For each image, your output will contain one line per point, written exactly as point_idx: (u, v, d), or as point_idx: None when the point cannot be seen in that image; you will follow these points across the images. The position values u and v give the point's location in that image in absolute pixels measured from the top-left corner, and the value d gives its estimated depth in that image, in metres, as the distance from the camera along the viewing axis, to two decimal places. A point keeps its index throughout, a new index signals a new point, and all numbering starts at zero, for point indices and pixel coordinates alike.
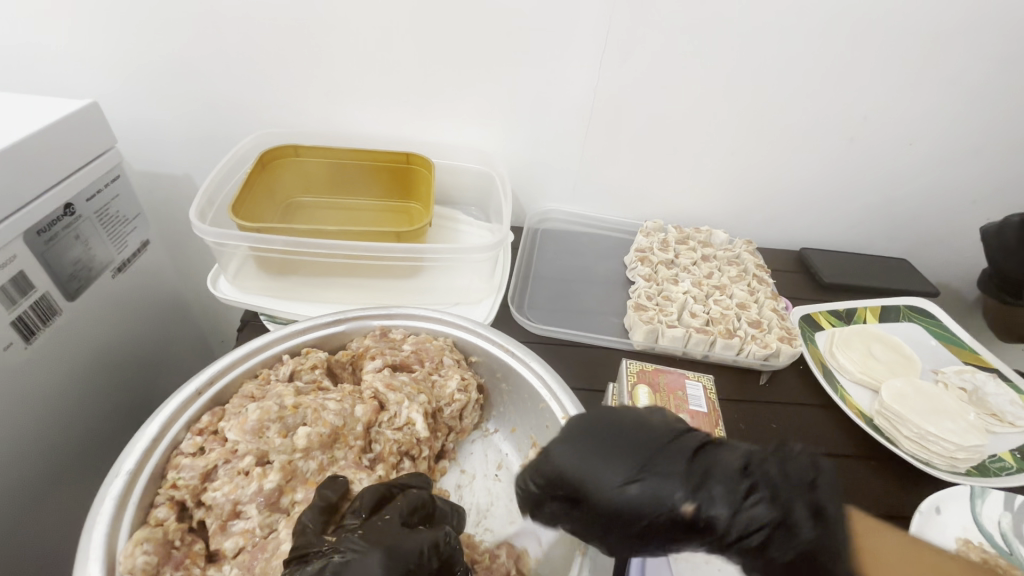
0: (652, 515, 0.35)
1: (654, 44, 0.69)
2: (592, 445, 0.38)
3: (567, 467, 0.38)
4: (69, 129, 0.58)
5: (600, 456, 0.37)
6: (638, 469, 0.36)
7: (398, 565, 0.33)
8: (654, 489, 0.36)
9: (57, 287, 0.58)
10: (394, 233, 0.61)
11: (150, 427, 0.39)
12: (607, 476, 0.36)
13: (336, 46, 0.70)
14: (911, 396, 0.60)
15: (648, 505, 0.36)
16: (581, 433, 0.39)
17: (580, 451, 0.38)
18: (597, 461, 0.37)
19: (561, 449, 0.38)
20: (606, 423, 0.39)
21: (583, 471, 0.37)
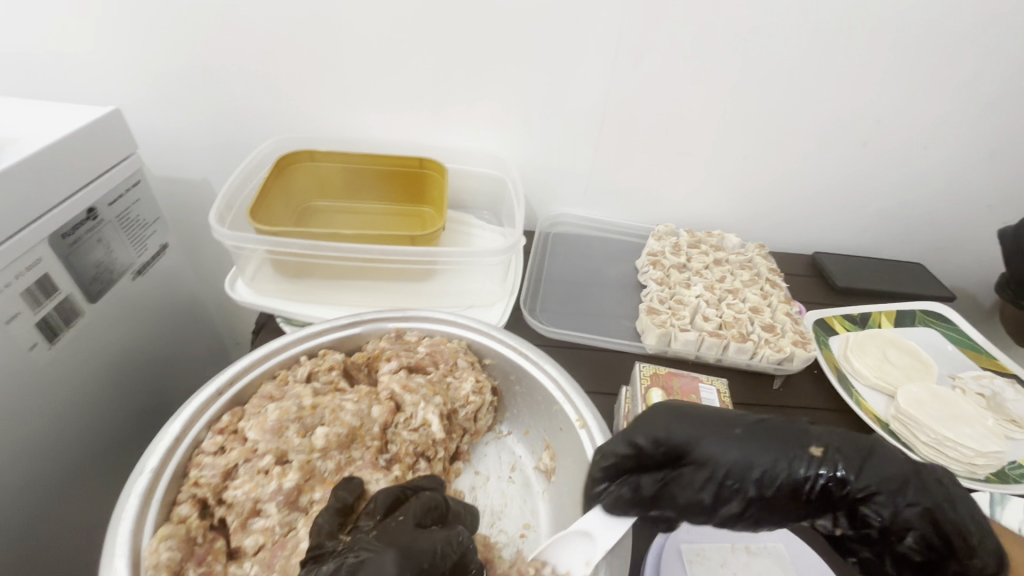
0: (758, 471, 0.41)
1: (666, 49, 0.69)
2: (687, 414, 0.44)
3: (670, 433, 0.43)
4: (92, 135, 0.59)
5: (696, 423, 0.43)
6: (749, 443, 0.42)
7: (412, 565, 0.33)
8: (756, 448, 0.41)
9: (80, 288, 0.59)
10: (408, 237, 0.62)
11: (173, 426, 0.40)
12: (729, 451, 0.42)
13: (351, 53, 0.71)
14: (927, 401, 0.59)
15: (750, 460, 0.41)
16: (674, 407, 0.44)
17: (679, 418, 0.43)
18: (718, 438, 0.42)
19: (658, 419, 0.43)
20: (704, 410, 0.45)
21: (685, 435, 0.42)
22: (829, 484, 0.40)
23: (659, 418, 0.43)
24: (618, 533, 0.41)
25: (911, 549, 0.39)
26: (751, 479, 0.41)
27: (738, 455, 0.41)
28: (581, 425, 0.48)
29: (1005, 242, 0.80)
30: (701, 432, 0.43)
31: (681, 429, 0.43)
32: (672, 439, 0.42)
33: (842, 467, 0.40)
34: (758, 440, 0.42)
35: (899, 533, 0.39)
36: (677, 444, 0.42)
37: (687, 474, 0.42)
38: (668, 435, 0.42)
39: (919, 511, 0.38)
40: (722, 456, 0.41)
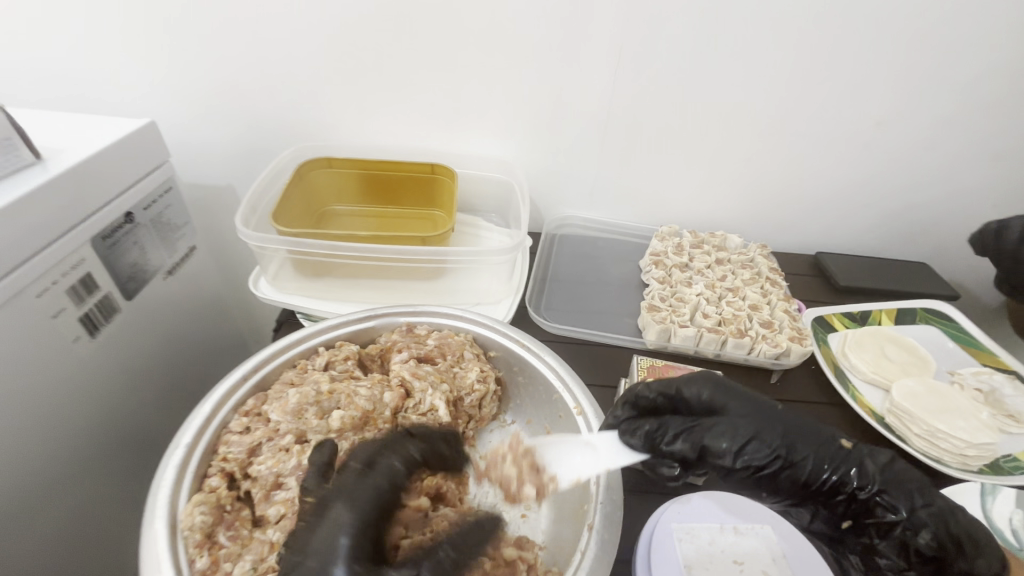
0: (786, 445, 0.45)
1: (666, 56, 0.72)
2: (728, 381, 0.49)
3: (711, 389, 0.47)
4: (131, 146, 0.64)
5: (735, 387, 0.48)
6: (779, 420, 0.46)
7: (359, 509, 0.37)
8: (786, 423, 0.46)
9: (117, 287, 0.65)
10: (420, 237, 0.66)
11: (204, 406, 0.44)
12: (759, 415, 0.46)
13: (367, 66, 0.75)
14: (922, 394, 0.61)
15: (778, 427, 0.45)
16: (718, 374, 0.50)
17: (722, 383, 0.48)
18: (751, 403, 0.47)
19: (703, 377, 0.49)
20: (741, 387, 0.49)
21: (724, 395, 0.47)
22: (846, 474, 0.45)
23: (704, 376, 0.49)
24: (620, 459, 0.44)
25: (922, 546, 0.42)
26: (775, 440, 0.44)
27: (768, 417, 0.46)
28: (579, 412, 0.51)
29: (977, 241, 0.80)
30: (738, 394, 0.47)
31: (722, 389, 0.47)
32: (711, 396, 0.47)
33: (863, 464, 0.45)
34: (788, 414, 0.47)
35: (912, 529, 0.43)
36: (714, 398, 0.47)
37: (719, 426, 0.45)
38: (709, 391, 0.47)
39: (931, 512, 0.42)
40: (754, 417, 0.46)
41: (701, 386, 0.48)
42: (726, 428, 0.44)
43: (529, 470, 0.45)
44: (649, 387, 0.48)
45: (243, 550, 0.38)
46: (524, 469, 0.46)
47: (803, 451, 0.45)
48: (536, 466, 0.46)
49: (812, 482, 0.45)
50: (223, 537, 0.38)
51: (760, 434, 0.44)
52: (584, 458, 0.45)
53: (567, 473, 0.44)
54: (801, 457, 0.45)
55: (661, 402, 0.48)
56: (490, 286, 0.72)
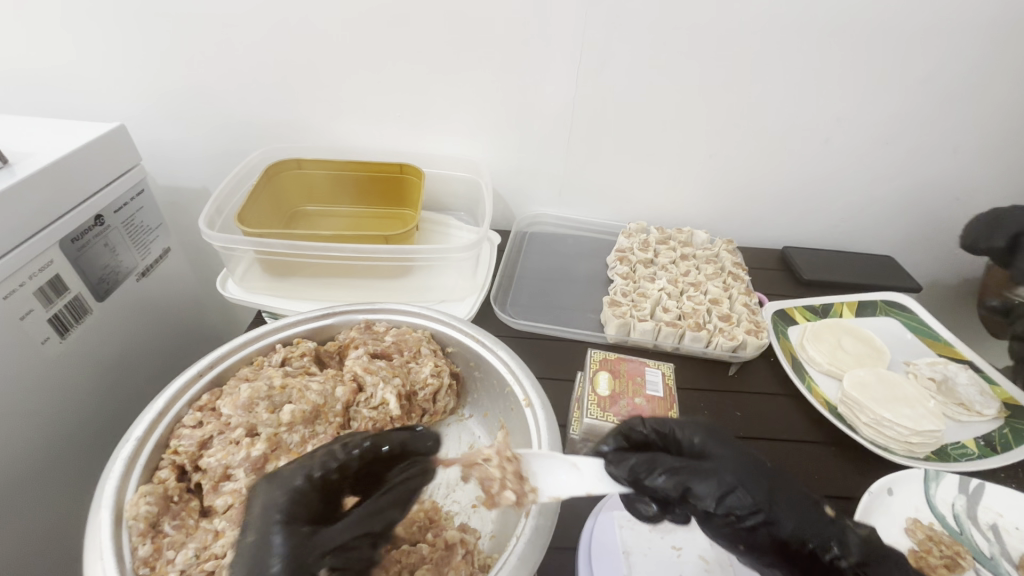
0: (771, 502, 0.41)
1: (627, 56, 0.74)
2: (723, 431, 0.46)
3: (702, 435, 0.45)
4: (101, 150, 0.66)
5: (729, 436, 0.45)
6: (771, 477, 0.43)
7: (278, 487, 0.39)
8: (776, 481, 0.43)
9: (89, 289, 0.66)
10: (382, 237, 0.67)
11: (157, 401, 0.45)
12: (749, 468, 0.42)
13: (334, 68, 0.77)
14: (871, 384, 0.62)
15: (765, 482, 0.42)
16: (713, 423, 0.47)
17: (718, 431, 0.45)
18: (744, 455, 0.43)
19: (696, 423, 0.46)
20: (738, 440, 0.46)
21: (717, 443, 0.44)
22: (828, 543, 0.41)
23: (698, 421, 0.46)
24: (599, 488, 0.42)
25: None
26: (759, 493, 0.41)
27: (759, 471, 0.42)
28: (527, 404, 0.52)
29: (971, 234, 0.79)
30: (729, 443, 0.44)
31: (715, 438, 0.44)
32: (703, 441, 0.44)
33: (844, 534, 0.42)
34: (781, 475, 0.44)
35: None
36: (704, 445, 0.44)
37: (706, 468, 0.41)
38: (701, 436, 0.44)
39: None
40: (744, 467, 0.42)
41: (693, 431, 0.45)
42: (714, 472, 0.41)
43: (512, 477, 0.42)
44: (644, 423, 0.46)
45: (187, 538, 0.39)
46: (508, 475, 0.42)
47: (784, 511, 0.41)
48: (521, 475, 0.42)
49: (787, 545, 0.41)
50: (168, 526, 0.39)
51: (746, 483, 0.41)
52: (569, 478, 0.42)
53: (549, 489, 0.42)
54: (781, 516, 0.41)
55: (653, 440, 0.46)
56: (454, 284, 0.73)
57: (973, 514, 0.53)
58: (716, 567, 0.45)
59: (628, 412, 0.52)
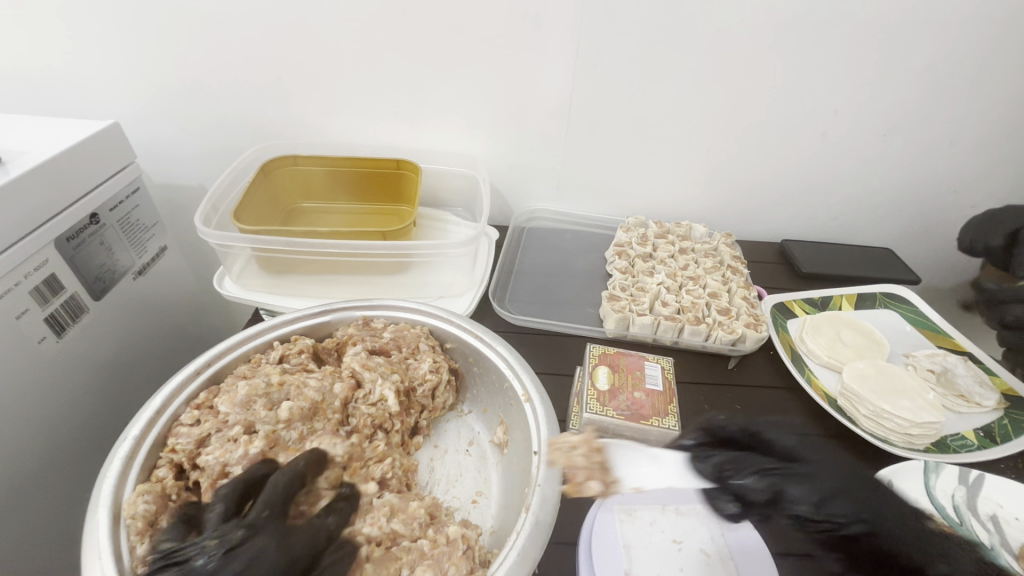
0: (873, 509, 0.40)
1: (623, 49, 0.73)
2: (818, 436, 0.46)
3: (794, 437, 0.45)
4: (95, 148, 0.65)
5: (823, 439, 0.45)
6: (873, 484, 0.42)
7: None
8: (878, 489, 0.42)
9: (84, 287, 0.65)
10: (380, 232, 0.67)
11: (154, 400, 0.45)
12: (850, 473, 0.42)
13: (329, 64, 0.76)
14: (871, 377, 0.62)
15: (868, 490, 0.41)
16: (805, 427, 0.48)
17: (815, 437, 0.45)
18: (844, 462, 0.43)
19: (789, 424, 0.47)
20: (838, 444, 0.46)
21: (816, 448, 0.44)
22: (934, 555, 0.39)
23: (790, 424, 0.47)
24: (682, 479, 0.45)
25: None
26: (861, 500, 0.40)
27: (855, 475, 0.42)
28: (527, 399, 0.51)
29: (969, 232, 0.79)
30: (823, 445, 0.44)
31: (809, 442, 0.44)
32: (799, 446, 0.44)
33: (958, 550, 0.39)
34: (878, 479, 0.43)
35: None
36: (796, 448, 0.44)
37: (800, 471, 0.42)
38: (795, 438, 0.45)
39: None
40: (845, 474, 0.42)
41: (787, 434, 0.45)
42: (809, 476, 0.41)
43: (597, 468, 0.45)
44: (733, 424, 0.47)
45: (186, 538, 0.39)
46: (593, 465, 0.45)
47: (890, 523, 0.40)
48: (604, 465, 0.46)
49: (893, 557, 0.39)
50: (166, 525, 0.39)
51: (846, 490, 0.41)
52: (651, 471, 0.46)
53: (633, 480, 0.45)
54: (883, 519, 0.40)
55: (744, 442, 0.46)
56: (453, 280, 0.73)
57: (973, 505, 0.52)
58: (717, 561, 0.45)
59: (628, 407, 0.52)
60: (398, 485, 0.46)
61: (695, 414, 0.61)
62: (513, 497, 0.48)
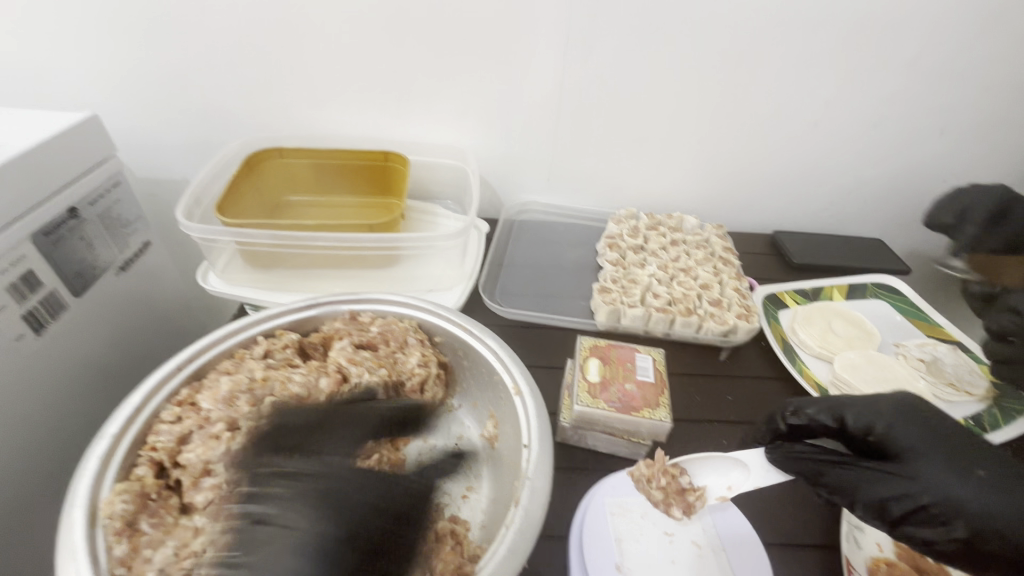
0: (958, 509, 0.39)
1: (614, 38, 0.72)
2: (918, 413, 0.44)
3: (886, 422, 0.44)
4: (72, 140, 0.63)
5: (921, 420, 0.44)
6: (964, 478, 0.40)
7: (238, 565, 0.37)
8: (969, 485, 0.40)
9: (64, 283, 0.64)
10: (366, 225, 0.66)
11: (133, 397, 0.44)
12: (937, 470, 0.41)
13: (314, 53, 0.74)
14: (861, 367, 0.62)
15: (955, 489, 0.40)
16: (906, 402, 0.46)
17: (909, 427, 0.43)
18: (934, 456, 0.41)
19: (882, 402, 0.45)
20: (934, 423, 0.43)
21: (905, 441, 0.43)
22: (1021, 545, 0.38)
23: (885, 403, 0.45)
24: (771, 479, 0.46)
25: None
26: (947, 502, 0.39)
27: (951, 462, 0.41)
28: (517, 392, 0.51)
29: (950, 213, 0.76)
30: (919, 428, 0.43)
31: (903, 427, 0.43)
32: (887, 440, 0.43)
33: None
34: (979, 459, 0.42)
35: None
36: (889, 434, 0.43)
37: (881, 477, 0.42)
38: (884, 424, 0.44)
39: None
40: (933, 475, 0.41)
41: (876, 424, 0.44)
42: (890, 482, 0.41)
43: (675, 494, 0.48)
44: (812, 412, 0.47)
45: (166, 536, 0.39)
46: (670, 493, 0.48)
47: (980, 520, 0.39)
48: (681, 487, 0.48)
49: (993, 549, 0.39)
50: (145, 525, 0.38)
51: (930, 495, 0.40)
52: (735, 478, 0.48)
53: (716, 490, 0.48)
54: (980, 513, 0.39)
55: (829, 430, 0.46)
56: (442, 273, 0.72)
57: None
58: (710, 552, 0.45)
59: (619, 399, 0.51)
60: None
61: (687, 406, 0.60)
62: (503, 491, 0.48)
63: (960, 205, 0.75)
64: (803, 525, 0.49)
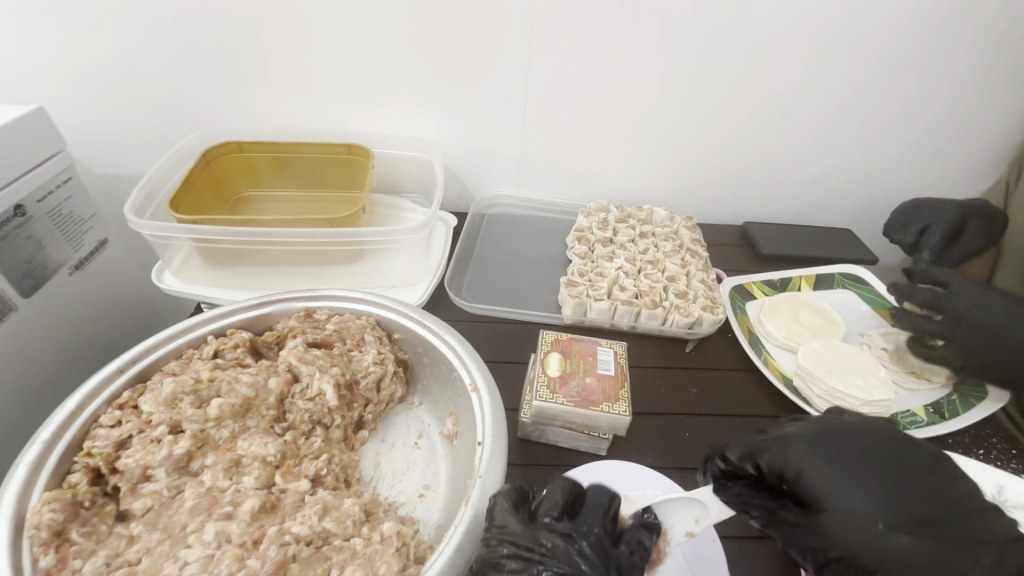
0: (872, 560, 0.38)
1: (579, 28, 0.71)
2: (829, 447, 0.41)
3: (795, 470, 0.41)
4: (18, 133, 0.60)
5: (833, 454, 0.41)
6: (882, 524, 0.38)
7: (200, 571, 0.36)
8: (887, 536, 0.38)
9: (10, 284, 0.61)
10: (326, 220, 0.65)
11: (70, 401, 0.42)
12: (856, 521, 0.39)
13: (271, 44, 0.72)
14: (825, 357, 0.62)
15: (873, 543, 0.38)
16: (812, 430, 0.43)
17: (822, 471, 0.40)
18: (851, 503, 0.39)
19: (792, 438, 0.42)
20: (844, 458, 0.41)
21: (822, 490, 0.40)
22: None
23: (795, 439, 0.42)
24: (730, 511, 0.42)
25: None
26: (864, 557, 0.39)
27: (872, 504, 0.39)
28: (473, 388, 0.50)
29: (906, 212, 0.78)
30: (832, 463, 0.41)
31: (816, 473, 0.40)
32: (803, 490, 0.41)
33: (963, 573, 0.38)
34: (897, 486, 0.40)
35: None
36: (799, 483, 0.41)
37: (801, 526, 0.41)
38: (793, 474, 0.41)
39: None
40: (848, 530, 0.39)
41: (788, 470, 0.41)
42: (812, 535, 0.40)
43: None
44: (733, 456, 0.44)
45: (97, 546, 0.37)
46: None
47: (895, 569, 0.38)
48: None
49: None
50: (76, 534, 0.37)
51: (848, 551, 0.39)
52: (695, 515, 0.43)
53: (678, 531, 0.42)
54: (902, 559, 0.38)
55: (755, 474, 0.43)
56: (406, 269, 0.70)
57: None
58: (666, 563, 0.44)
59: (578, 393, 0.51)
60: (335, 483, 0.44)
61: (651, 400, 0.60)
62: (460, 489, 0.47)
63: (918, 223, 0.75)
64: None
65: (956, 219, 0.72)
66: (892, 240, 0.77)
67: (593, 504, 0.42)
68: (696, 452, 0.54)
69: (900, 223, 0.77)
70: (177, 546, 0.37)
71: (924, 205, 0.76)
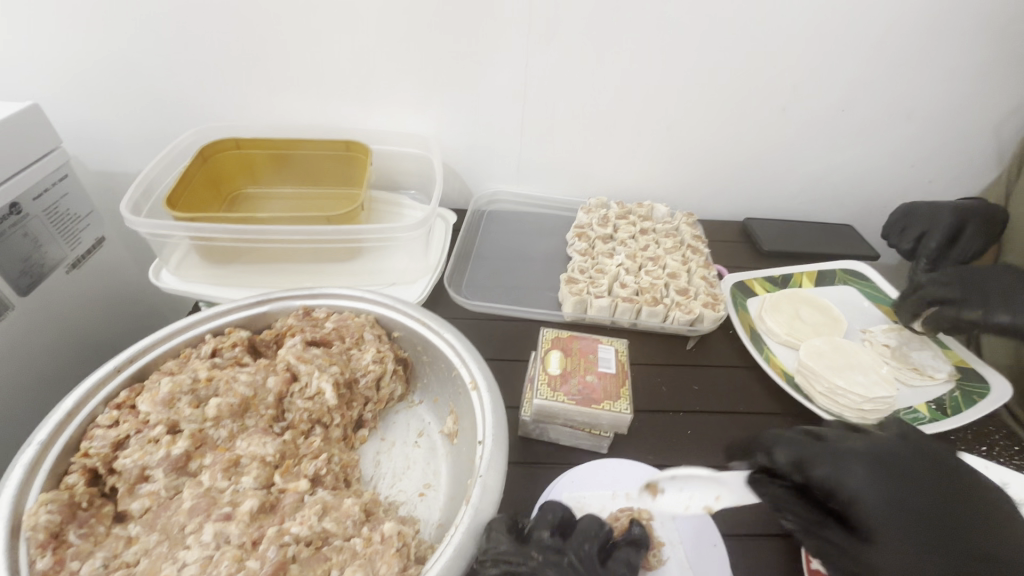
0: None
1: (578, 24, 0.70)
2: (889, 471, 0.40)
3: (853, 490, 0.40)
4: (13, 130, 0.60)
5: (891, 480, 0.40)
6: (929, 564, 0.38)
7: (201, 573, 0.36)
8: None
9: (7, 283, 0.60)
10: (324, 217, 0.63)
11: (66, 401, 0.42)
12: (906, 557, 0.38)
13: (268, 40, 0.71)
14: (827, 354, 0.62)
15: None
16: (875, 450, 0.42)
17: (878, 494, 0.39)
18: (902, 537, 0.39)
19: (854, 455, 0.41)
20: (902, 486, 0.40)
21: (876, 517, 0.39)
22: None
23: (856, 459, 0.40)
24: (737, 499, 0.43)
25: None
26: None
27: (922, 542, 0.39)
28: (474, 387, 0.50)
29: (903, 216, 0.78)
30: (891, 489, 0.40)
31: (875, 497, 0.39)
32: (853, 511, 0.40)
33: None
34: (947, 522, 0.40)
35: None
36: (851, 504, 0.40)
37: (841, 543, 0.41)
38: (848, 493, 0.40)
39: None
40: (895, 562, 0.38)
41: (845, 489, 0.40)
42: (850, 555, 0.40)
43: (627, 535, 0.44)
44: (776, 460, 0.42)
45: (95, 548, 0.37)
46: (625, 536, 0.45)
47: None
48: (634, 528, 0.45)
49: None
50: (73, 535, 0.36)
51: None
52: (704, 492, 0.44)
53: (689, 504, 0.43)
54: None
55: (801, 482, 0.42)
56: (405, 266, 0.70)
57: None
58: (668, 560, 0.44)
59: (579, 391, 0.50)
60: (334, 483, 0.43)
61: (652, 397, 0.60)
62: (461, 488, 0.47)
63: (915, 228, 0.76)
64: (761, 514, 0.49)
65: (953, 222, 0.73)
66: (890, 244, 0.79)
67: (586, 529, 0.42)
68: (698, 450, 0.54)
69: (897, 227, 0.78)
70: (175, 548, 0.37)
71: (920, 209, 0.77)
